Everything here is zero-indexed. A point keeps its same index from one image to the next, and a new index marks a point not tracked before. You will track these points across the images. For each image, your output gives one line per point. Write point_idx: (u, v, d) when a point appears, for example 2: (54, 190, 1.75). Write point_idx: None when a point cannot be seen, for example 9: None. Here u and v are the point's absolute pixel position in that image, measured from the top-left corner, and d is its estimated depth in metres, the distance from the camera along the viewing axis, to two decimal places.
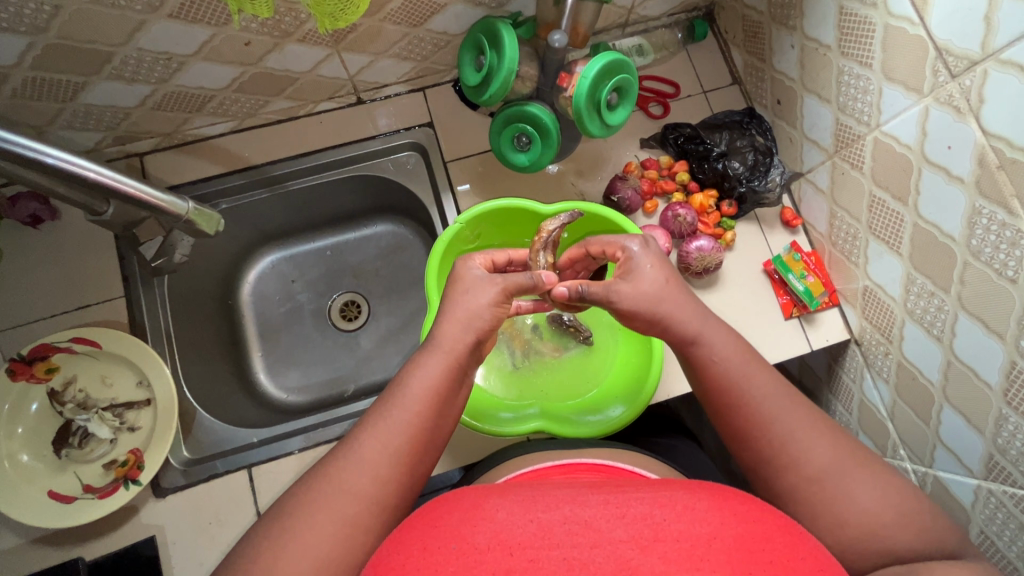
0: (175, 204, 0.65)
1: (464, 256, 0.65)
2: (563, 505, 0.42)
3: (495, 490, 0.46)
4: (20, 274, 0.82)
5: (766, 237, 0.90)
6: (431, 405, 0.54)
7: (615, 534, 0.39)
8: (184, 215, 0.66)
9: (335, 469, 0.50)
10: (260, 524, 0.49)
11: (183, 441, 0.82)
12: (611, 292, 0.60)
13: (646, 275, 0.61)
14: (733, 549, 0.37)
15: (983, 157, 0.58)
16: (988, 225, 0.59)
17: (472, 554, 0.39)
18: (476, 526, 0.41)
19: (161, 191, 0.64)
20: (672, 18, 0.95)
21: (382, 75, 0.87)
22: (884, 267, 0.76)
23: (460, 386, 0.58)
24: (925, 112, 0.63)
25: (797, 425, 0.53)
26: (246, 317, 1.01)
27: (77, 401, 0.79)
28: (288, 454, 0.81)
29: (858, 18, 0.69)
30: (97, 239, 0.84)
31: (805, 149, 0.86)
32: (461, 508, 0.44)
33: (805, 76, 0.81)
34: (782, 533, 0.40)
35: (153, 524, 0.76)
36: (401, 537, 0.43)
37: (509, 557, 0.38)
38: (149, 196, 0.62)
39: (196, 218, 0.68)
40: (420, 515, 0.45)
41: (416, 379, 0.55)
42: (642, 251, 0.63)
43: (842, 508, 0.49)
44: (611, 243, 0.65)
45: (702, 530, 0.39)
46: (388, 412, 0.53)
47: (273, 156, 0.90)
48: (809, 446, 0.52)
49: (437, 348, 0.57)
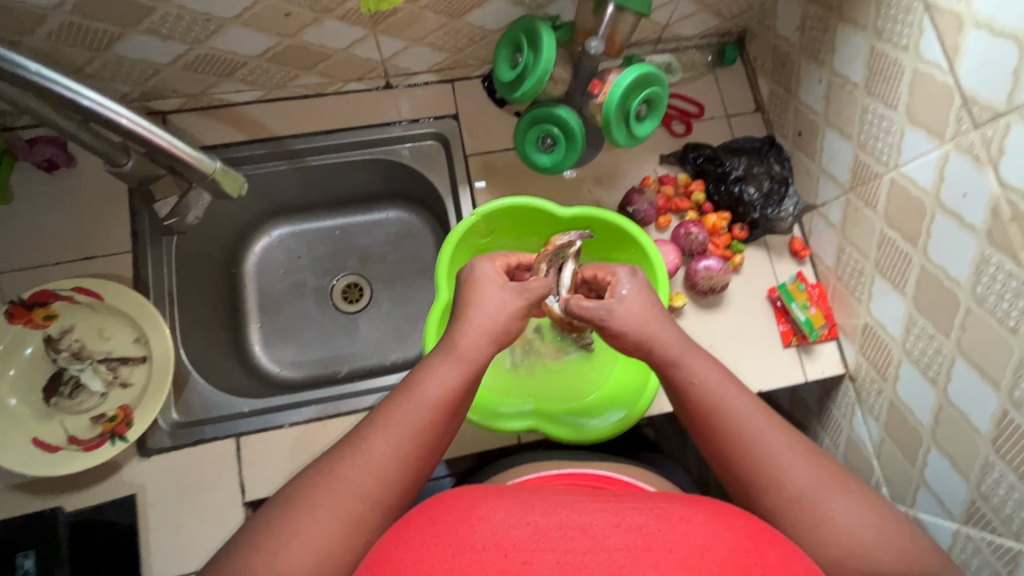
0: (204, 161, 0.62)
1: (478, 260, 0.68)
2: (561, 511, 0.43)
3: (494, 492, 0.46)
4: (27, 218, 0.81)
5: (773, 264, 0.91)
6: (442, 412, 0.54)
7: (610, 541, 0.39)
8: (210, 173, 0.63)
9: (340, 463, 0.50)
10: (270, 501, 0.50)
11: (174, 403, 0.82)
12: (609, 313, 0.63)
13: (651, 309, 0.63)
14: (726, 562, 0.38)
15: (997, 208, 0.60)
16: (994, 275, 0.61)
17: (466, 553, 0.39)
18: (473, 525, 0.41)
19: (192, 147, 0.61)
20: (704, 40, 0.96)
21: (413, 63, 0.87)
22: (887, 307, 0.77)
23: (471, 397, 0.58)
24: (944, 157, 0.65)
25: (789, 453, 0.53)
26: (249, 287, 1.01)
27: (72, 350, 0.78)
28: (278, 427, 0.81)
29: (888, 60, 0.70)
30: (110, 191, 0.84)
31: (820, 183, 0.87)
32: (459, 507, 0.44)
33: (829, 111, 0.82)
34: (776, 550, 0.40)
35: (134, 483, 0.76)
36: (401, 533, 0.43)
37: (504, 558, 0.38)
38: (180, 151, 0.60)
39: (221, 178, 0.65)
40: (418, 512, 0.45)
41: (430, 379, 0.55)
42: (629, 277, 0.66)
43: (847, 534, 0.48)
44: (603, 269, 0.71)
45: (695, 542, 0.39)
46: (394, 412, 0.53)
47: (296, 130, 0.90)
48: (807, 471, 0.52)
49: (452, 349, 0.57)
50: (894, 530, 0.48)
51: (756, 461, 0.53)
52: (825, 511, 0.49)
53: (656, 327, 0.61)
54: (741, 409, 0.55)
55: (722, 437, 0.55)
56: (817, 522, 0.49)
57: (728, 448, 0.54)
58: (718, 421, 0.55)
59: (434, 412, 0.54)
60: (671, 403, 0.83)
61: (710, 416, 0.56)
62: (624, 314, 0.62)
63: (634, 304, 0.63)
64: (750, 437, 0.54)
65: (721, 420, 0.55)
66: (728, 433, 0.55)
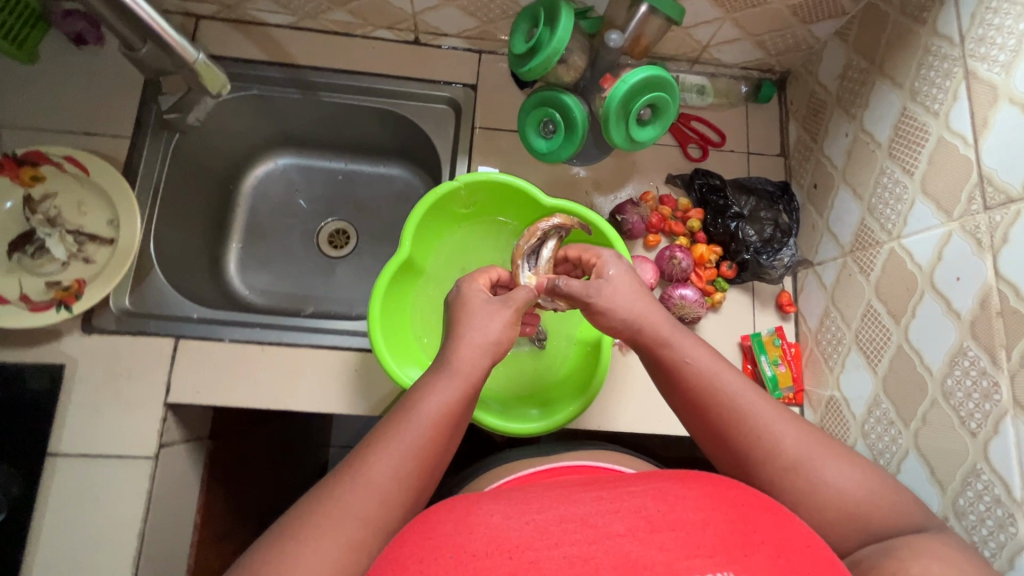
0: (187, 50, 0.68)
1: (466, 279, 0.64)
2: (557, 506, 0.42)
3: (484, 498, 0.45)
4: (42, 83, 0.84)
5: (754, 312, 0.86)
6: (443, 429, 0.51)
7: (612, 528, 0.39)
8: (190, 62, 0.69)
9: (341, 487, 0.46)
10: (262, 536, 0.44)
11: (130, 290, 0.83)
12: (598, 291, 0.58)
13: (635, 288, 0.59)
14: (727, 531, 0.38)
15: (986, 299, 0.55)
16: (968, 369, 0.57)
17: (470, 562, 0.37)
18: (471, 532, 0.39)
19: (179, 34, 0.67)
20: (743, 71, 0.93)
21: (444, 24, 0.87)
22: (856, 382, 0.73)
23: (469, 411, 0.56)
24: (946, 237, 0.60)
25: (777, 419, 0.51)
26: (241, 205, 1.03)
27: (47, 215, 0.80)
28: (219, 340, 0.81)
29: (916, 123, 0.66)
30: (125, 76, 0.86)
31: (823, 241, 0.82)
32: (453, 516, 0.41)
33: (848, 168, 0.78)
34: (771, 512, 0.41)
35: (70, 354, 0.77)
36: (394, 554, 0.39)
37: (510, 560, 0.37)
38: (160, 28, 0.64)
39: (202, 70, 0.72)
40: (411, 528, 0.42)
41: (431, 401, 0.52)
42: (614, 259, 0.62)
43: (836, 499, 0.47)
44: (589, 251, 0.65)
45: (695, 516, 0.39)
46: (393, 431, 0.50)
47: (318, 63, 0.91)
48: (797, 439, 0.50)
49: (446, 366, 0.55)
50: (869, 510, 0.47)
51: (749, 430, 0.51)
52: (814, 480, 0.48)
53: (641, 303, 0.58)
54: (725, 387, 0.53)
55: (712, 413, 0.52)
56: (808, 491, 0.48)
57: (714, 429, 0.52)
58: (710, 396, 0.53)
59: (434, 429, 0.51)
60: (611, 423, 0.79)
61: (698, 398, 0.53)
62: (611, 293, 0.58)
63: (620, 285, 0.59)
64: (738, 415, 0.51)
65: (710, 397, 0.53)
66: (715, 413, 0.52)
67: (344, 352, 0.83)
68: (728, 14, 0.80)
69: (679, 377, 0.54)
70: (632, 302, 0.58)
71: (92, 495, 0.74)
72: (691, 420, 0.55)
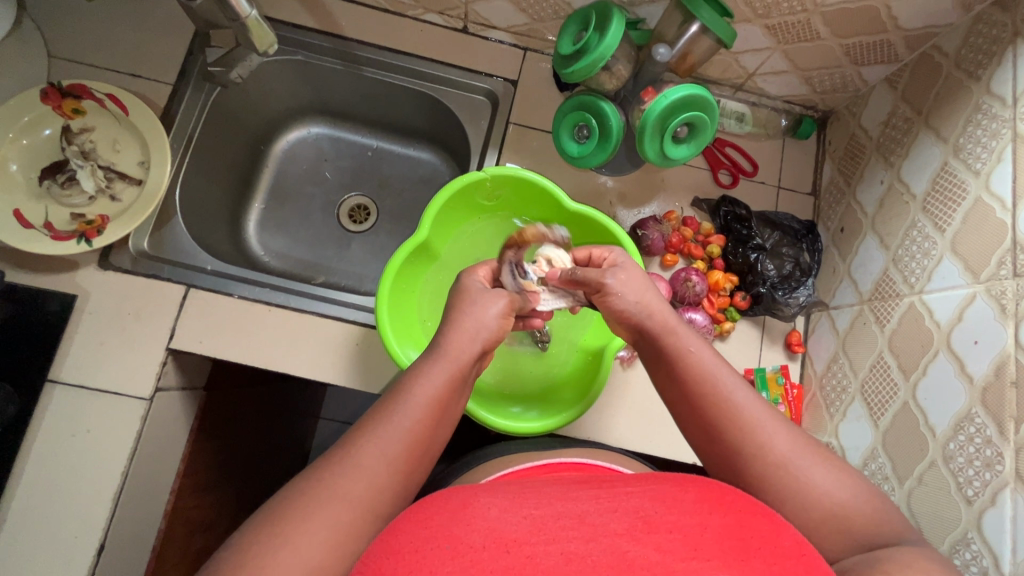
0: (240, 4, 0.69)
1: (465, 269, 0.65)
2: (554, 503, 0.42)
3: (482, 491, 0.45)
4: (97, 19, 0.85)
5: (761, 347, 0.84)
6: (432, 417, 0.51)
7: (611, 527, 0.38)
8: (243, 17, 0.71)
9: (321, 473, 0.45)
10: (248, 517, 0.43)
11: (149, 234, 0.84)
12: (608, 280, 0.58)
13: (643, 282, 0.59)
14: (723, 537, 0.37)
15: (1002, 367, 0.54)
16: (972, 436, 0.56)
17: (466, 554, 0.36)
18: (469, 525, 0.39)
19: None
20: (785, 105, 0.92)
21: (494, 16, 0.87)
22: (854, 432, 0.72)
23: (460, 397, 0.56)
24: (970, 298, 0.59)
25: (773, 425, 0.50)
26: (269, 168, 1.05)
27: (82, 148, 0.81)
28: (227, 294, 0.81)
29: (954, 180, 0.65)
30: (177, 24, 0.87)
31: (841, 285, 0.81)
32: (450, 507, 0.41)
33: (878, 216, 0.77)
34: (766, 519, 0.41)
35: (83, 286, 0.79)
36: (389, 541, 0.39)
37: (506, 554, 0.36)
38: None
39: (251, 27, 0.73)
40: (405, 517, 0.41)
41: (419, 387, 0.52)
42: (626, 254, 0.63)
43: (823, 504, 0.46)
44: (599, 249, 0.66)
45: (692, 520, 0.39)
46: (382, 417, 0.50)
47: (365, 37, 0.91)
48: (788, 440, 0.49)
49: (438, 351, 0.55)
50: (853, 512, 0.46)
51: (745, 431, 0.50)
52: (800, 489, 0.47)
53: (648, 299, 0.57)
54: (724, 386, 0.52)
55: (709, 410, 0.52)
56: (795, 493, 0.47)
57: (709, 424, 0.52)
58: (709, 391, 0.52)
59: (427, 412, 0.51)
60: (601, 436, 0.79)
61: (696, 393, 0.53)
62: (621, 283, 0.58)
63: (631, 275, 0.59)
64: (735, 411, 0.51)
65: (709, 394, 0.52)
66: (712, 408, 0.51)
67: (347, 324, 0.83)
68: (779, 45, 0.79)
69: (680, 371, 0.54)
70: (640, 294, 0.58)
71: (83, 428, 0.75)
72: (687, 418, 0.54)
